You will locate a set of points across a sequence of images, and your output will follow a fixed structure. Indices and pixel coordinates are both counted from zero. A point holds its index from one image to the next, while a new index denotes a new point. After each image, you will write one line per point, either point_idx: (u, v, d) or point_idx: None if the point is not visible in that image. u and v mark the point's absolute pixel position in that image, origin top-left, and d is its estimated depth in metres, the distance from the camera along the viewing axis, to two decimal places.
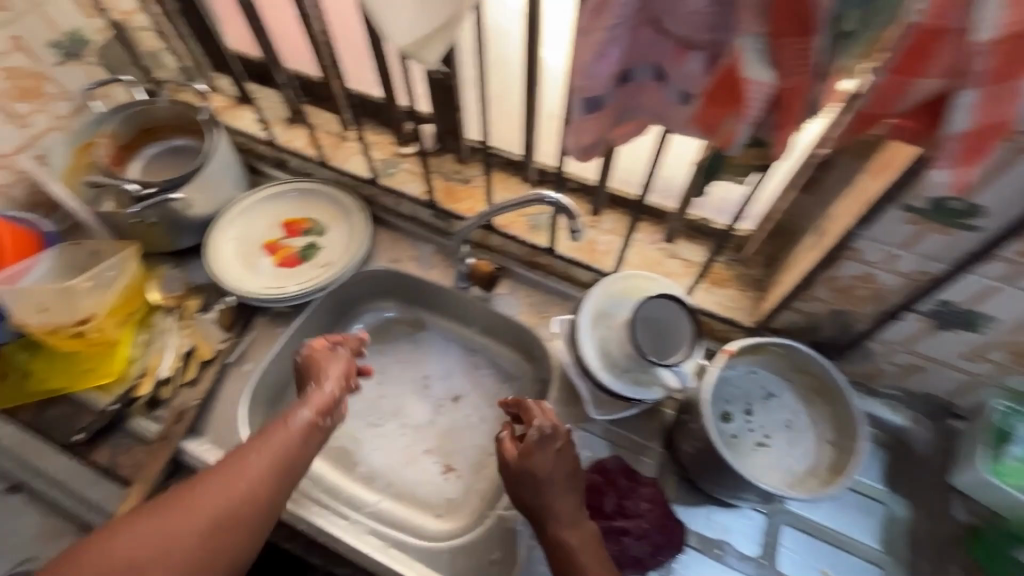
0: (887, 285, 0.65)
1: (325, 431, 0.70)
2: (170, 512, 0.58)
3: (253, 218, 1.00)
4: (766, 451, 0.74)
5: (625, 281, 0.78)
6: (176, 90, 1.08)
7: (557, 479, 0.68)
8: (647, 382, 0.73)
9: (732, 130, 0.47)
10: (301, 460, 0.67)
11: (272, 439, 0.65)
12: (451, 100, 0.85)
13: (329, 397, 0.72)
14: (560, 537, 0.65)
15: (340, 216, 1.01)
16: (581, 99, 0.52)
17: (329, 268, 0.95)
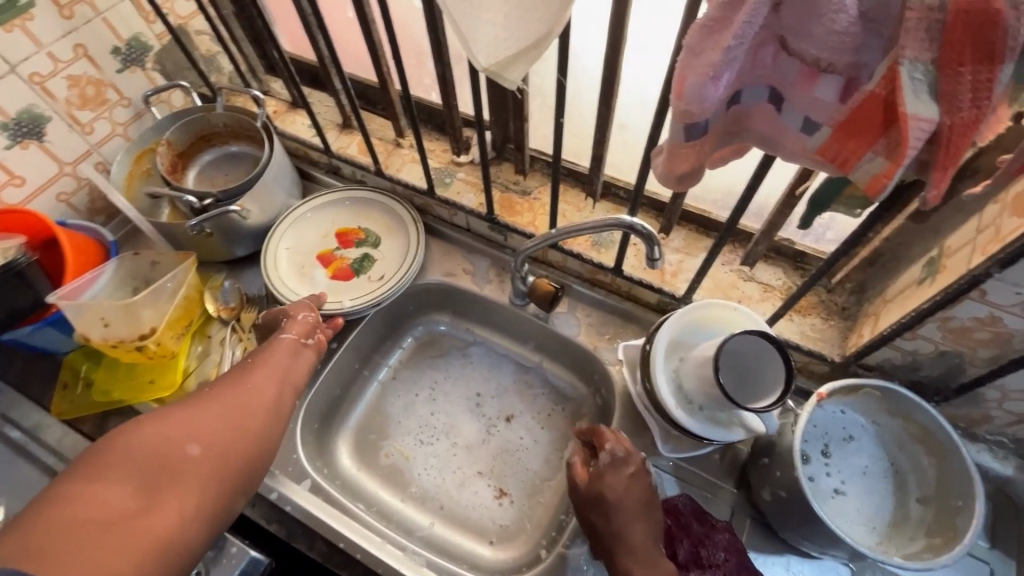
0: (1014, 329, 0.57)
1: (313, 350, 0.74)
2: (188, 406, 0.56)
3: (306, 227, 0.98)
4: (846, 502, 0.68)
5: (701, 309, 0.73)
6: (230, 95, 1.06)
7: (627, 503, 0.63)
8: (726, 423, 0.68)
9: (881, 170, 0.41)
10: (297, 372, 0.69)
11: (264, 357, 0.67)
12: (515, 109, 0.81)
13: (310, 322, 0.76)
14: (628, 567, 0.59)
15: (393, 227, 0.98)
16: (684, 124, 0.46)
17: (383, 282, 0.92)
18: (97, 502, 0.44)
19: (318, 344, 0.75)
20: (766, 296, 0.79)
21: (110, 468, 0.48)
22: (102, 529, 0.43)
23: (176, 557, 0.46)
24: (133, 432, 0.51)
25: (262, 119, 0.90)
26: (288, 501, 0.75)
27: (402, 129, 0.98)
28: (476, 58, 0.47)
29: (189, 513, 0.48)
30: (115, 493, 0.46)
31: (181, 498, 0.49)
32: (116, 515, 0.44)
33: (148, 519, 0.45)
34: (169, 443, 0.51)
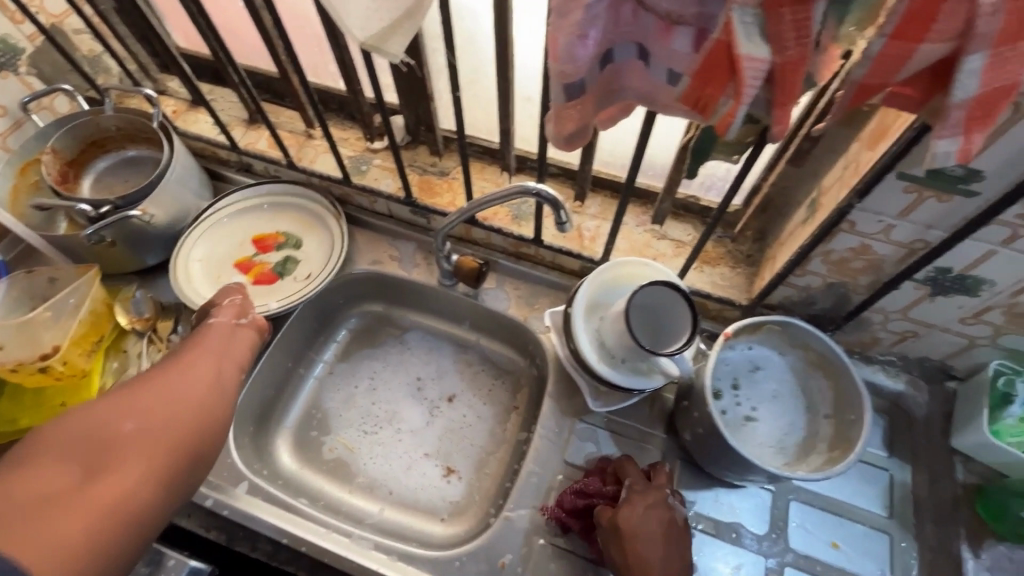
0: (883, 254, 0.63)
1: (251, 327, 0.72)
2: (125, 386, 0.54)
3: (220, 234, 0.94)
4: (754, 428, 0.73)
5: (616, 268, 0.76)
6: (122, 97, 1.00)
7: (661, 544, 0.64)
8: (646, 372, 0.72)
9: (729, 110, 0.44)
10: (237, 348, 0.67)
11: (197, 341, 0.65)
12: (420, 89, 0.80)
13: (240, 302, 0.74)
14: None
15: (313, 224, 0.96)
16: (563, 85, 0.48)
17: (308, 279, 0.91)
18: (36, 481, 0.42)
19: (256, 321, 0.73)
20: (679, 252, 0.84)
21: (47, 452, 0.45)
22: (45, 503, 0.40)
23: (138, 524, 0.44)
24: (67, 418, 0.48)
25: (157, 118, 0.86)
26: (224, 506, 0.74)
27: (310, 120, 0.96)
28: (352, 31, 0.47)
29: (145, 478, 0.46)
30: (55, 470, 0.43)
31: (132, 462, 0.46)
32: (61, 489, 0.42)
33: (97, 487, 0.43)
34: (110, 419, 0.49)
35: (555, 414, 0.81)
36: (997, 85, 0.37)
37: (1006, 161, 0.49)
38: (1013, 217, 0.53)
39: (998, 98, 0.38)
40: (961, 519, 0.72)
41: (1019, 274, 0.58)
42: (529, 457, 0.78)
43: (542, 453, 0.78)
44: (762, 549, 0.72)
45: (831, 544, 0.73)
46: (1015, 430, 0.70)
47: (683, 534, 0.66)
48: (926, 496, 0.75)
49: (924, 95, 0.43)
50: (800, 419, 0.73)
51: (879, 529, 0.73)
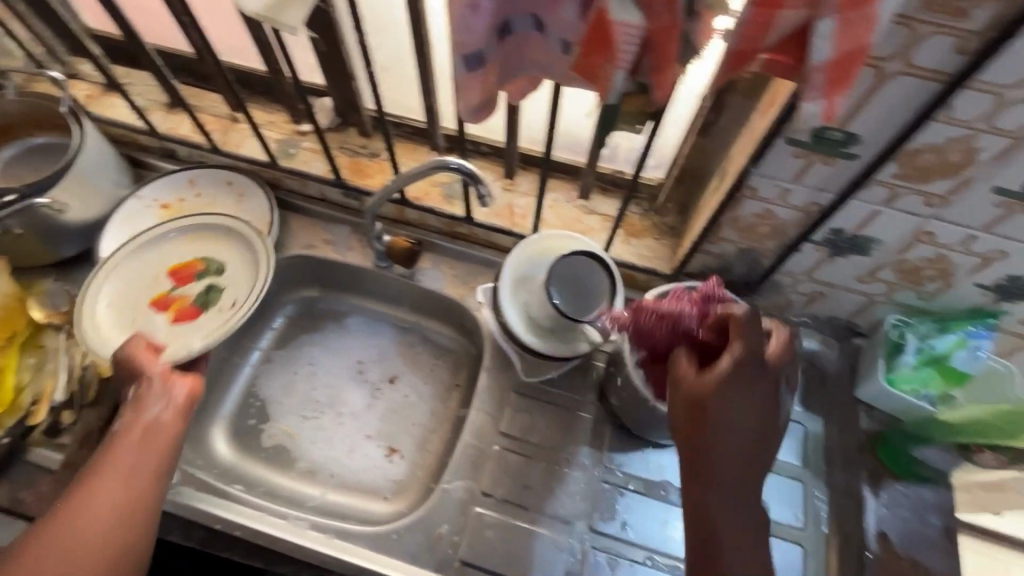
0: (784, 219, 0.67)
1: (171, 413, 0.67)
2: (27, 547, 0.55)
3: (132, 271, 0.84)
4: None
5: (542, 241, 0.78)
6: (29, 82, 0.95)
7: (740, 442, 0.51)
8: (573, 339, 0.74)
9: (609, 78, 0.45)
10: (158, 452, 0.64)
11: (109, 451, 0.62)
12: (341, 69, 0.80)
13: (157, 384, 0.68)
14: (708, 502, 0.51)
15: (234, 241, 0.87)
16: (461, 56, 0.49)
17: (238, 302, 0.82)
18: None
19: (176, 402, 0.68)
20: (606, 225, 0.86)
21: None
22: None
23: None
24: None
25: (65, 103, 0.81)
26: None
27: (233, 103, 0.93)
28: (246, 5, 0.48)
29: None
30: None
31: None
32: None
33: None
34: None
35: (491, 388, 0.82)
36: (848, 48, 0.40)
37: (876, 125, 0.53)
38: (889, 177, 0.57)
39: (853, 60, 0.42)
40: (865, 463, 0.79)
41: (900, 232, 0.63)
42: (466, 430, 0.79)
43: (479, 426, 0.80)
44: None
45: None
46: (908, 378, 0.76)
47: (774, 432, 0.53)
48: (836, 444, 0.80)
49: (797, 63, 0.45)
50: None
51: (795, 477, 0.78)
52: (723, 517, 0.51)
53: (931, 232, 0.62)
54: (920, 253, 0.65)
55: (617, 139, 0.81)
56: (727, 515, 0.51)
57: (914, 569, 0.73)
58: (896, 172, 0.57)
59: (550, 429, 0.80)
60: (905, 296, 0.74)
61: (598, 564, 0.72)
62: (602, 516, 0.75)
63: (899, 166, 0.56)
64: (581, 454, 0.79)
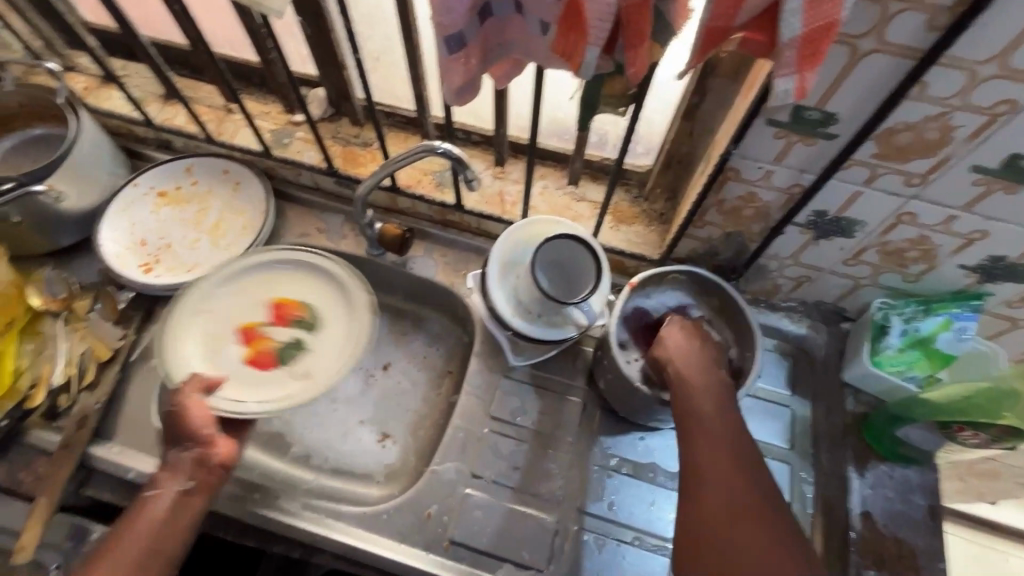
0: (768, 201, 0.68)
1: (200, 491, 0.67)
2: None
3: (235, 284, 0.84)
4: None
5: (528, 227, 0.78)
6: (28, 74, 0.97)
7: (704, 354, 0.69)
8: (560, 322, 0.75)
9: (580, 54, 0.45)
10: (174, 534, 0.65)
11: (132, 522, 0.63)
12: (332, 58, 0.81)
13: (189, 462, 0.67)
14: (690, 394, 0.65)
15: (337, 301, 0.84)
16: (443, 37, 0.50)
17: (317, 376, 0.79)
18: None
19: (207, 479, 0.68)
20: (595, 212, 0.87)
21: None
22: None
23: None
24: None
25: (62, 94, 0.82)
26: (146, 477, 0.73)
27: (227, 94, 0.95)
28: None
29: None
30: None
31: None
32: None
33: None
34: None
35: (481, 372, 0.84)
36: (817, 23, 0.41)
37: (854, 103, 0.53)
38: (868, 156, 0.58)
39: (824, 36, 0.42)
40: (851, 445, 0.79)
41: (882, 212, 0.64)
42: (456, 413, 0.80)
43: (469, 410, 0.81)
44: (676, 486, 0.77)
45: None
46: (892, 360, 0.77)
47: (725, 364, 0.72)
48: (823, 427, 0.81)
49: (771, 41, 0.46)
50: None
51: (781, 459, 0.79)
52: (699, 389, 0.65)
53: (913, 212, 0.63)
54: (901, 235, 0.66)
55: (606, 125, 0.82)
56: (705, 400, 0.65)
57: (898, 549, 0.74)
58: (875, 151, 0.57)
59: (539, 412, 0.81)
60: (890, 279, 0.74)
61: (586, 543, 0.74)
62: (590, 496, 0.76)
63: (878, 146, 0.57)
64: (570, 436, 0.80)
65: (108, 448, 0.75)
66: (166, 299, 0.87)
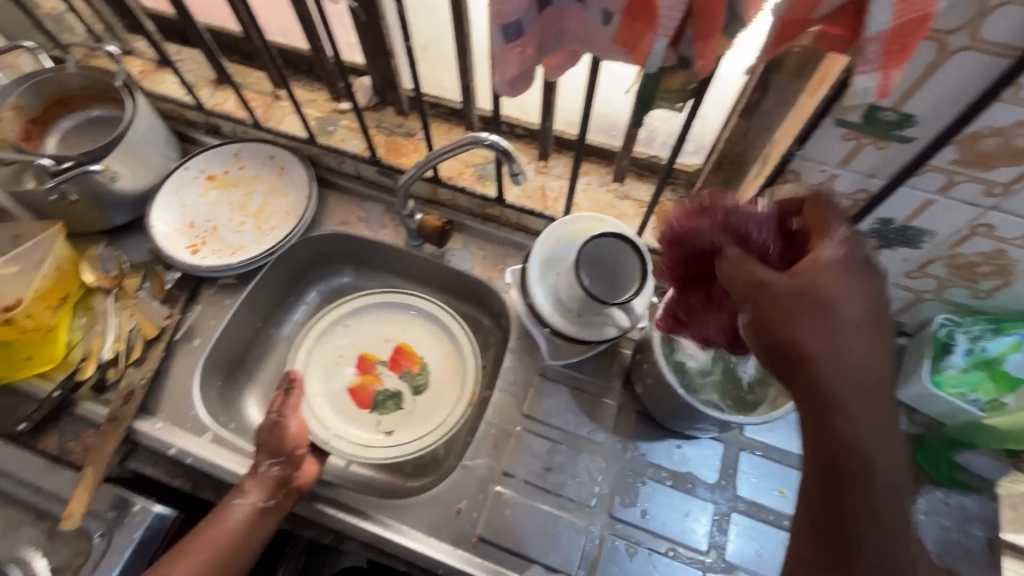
0: (828, 207, 0.65)
1: (275, 512, 0.71)
2: None
3: (374, 317, 0.94)
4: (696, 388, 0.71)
5: (572, 224, 0.77)
6: (89, 57, 1.00)
7: (859, 339, 0.45)
8: (600, 323, 0.73)
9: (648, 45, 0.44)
10: (246, 545, 0.68)
11: (211, 529, 0.67)
12: (381, 45, 0.81)
13: (273, 479, 0.70)
14: (858, 435, 0.44)
15: (450, 375, 0.90)
16: (500, 26, 0.48)
17: (401, 439, 0.86)
18: None
19: (285, 500, 0.71)
20: (639, 211, 0.85)
21: None
22: None
23: None
24: None
25: (121, 77, 0.85)
26: (187, 454, 0.75)
27: (276, 80, 0.96)
28: None
29: None
30: None
31: None
32: None
33: None
34: None
35: (515, 369, 0.83)
36: (909, 17, 0.38)
37: (935, 104, 0.50)
38: (945, 162, 0.54)
39: (915, 30, 0.39)
40: (903, 467, 0.75)
41: (955, 223, 0.60)
42: (489, 409, 0.80)
43: (502, 407, 0.80)
44: (714, 498, 0.75)
45: (777, 492, 0.75)
46: (954, 380, 0.72)
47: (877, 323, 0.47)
48: None
49: (852, 34, 0.43)
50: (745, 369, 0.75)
51: None
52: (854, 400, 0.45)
53: (990, 224, 0.58)
54: (975, 248, 0.62)
55: (656, 121, 0.79)
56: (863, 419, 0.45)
57: None
58: (954, 157, 0.53)
59: (574, 412, 0.79)
60: (955, 294, 0.70)
61: (616, 550, 0.72)
62: (623, 500, 0.74)
63: (957, 151, 0.53)
64: (605, 439, 0.78)
65: (152, 423, 0.77)
66: (210, 281, 0.89)
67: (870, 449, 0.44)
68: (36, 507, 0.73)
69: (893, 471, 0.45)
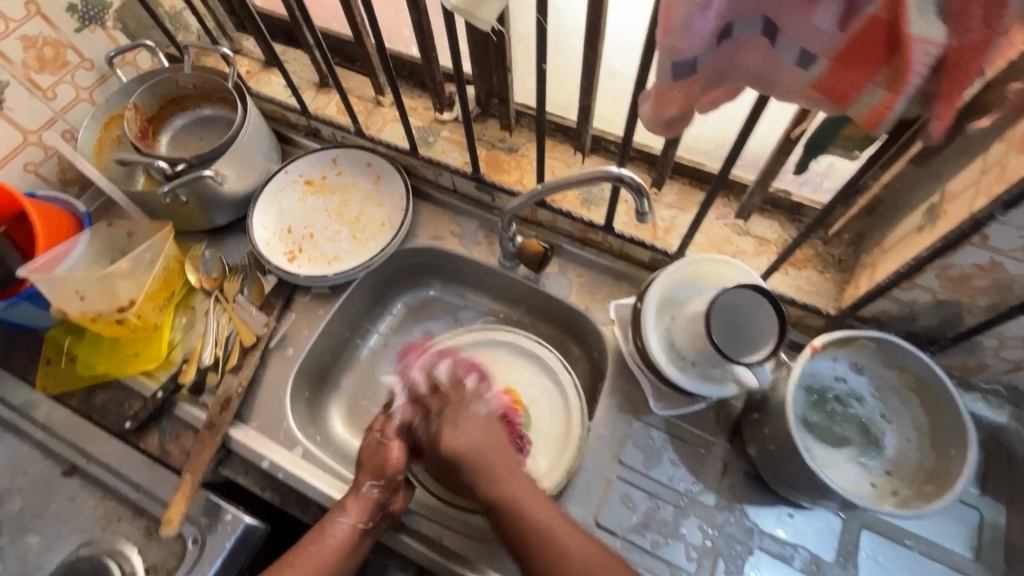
0: (1016, 274, 0.55)
1: (372, 534, 0.69)
2: None
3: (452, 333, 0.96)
4: (838, 468, 0.65)
5: (695, 265, 0.70)
6: (200, 55, 1.01)
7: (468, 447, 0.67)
8: (720, 378, 0.67)
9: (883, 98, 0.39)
10: (345, 566, 0.66)
11: (315, 544, 0.66)
12: (497, 58, 0.77)
13: (373, 500, 0.69)
14: (490, 496, 0.64)
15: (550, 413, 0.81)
16: (671, 63, 0.43)
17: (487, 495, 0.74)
18: None
19: (381, 521, 0.70)
20: (761, 250, 0.78)
21: None
22: None
23: None
24: None
25: (234, 78, 0.85)
26: (278, 469, 0.74)
27: (381, 86, 0.94)
28: None
29: None
30: None
31: None
32: None
33: None
34: None
35: (612, 410, 0.77)
36: None
37: None
38: None
39: None
40: None
41: None
42: (582, 453, 0.75)
43: (597, 451, 0.75)
44: None
45: None
46: None
47: (494, 429, 0.70)
48: None
49: None
50: (906, 454, 0.65)
51: (964, 572, 0.67)
52: (507, 495, 0.63)
53: None
54: None
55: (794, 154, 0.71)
56: (515, 493, 0.63)
57: None
58: None
59: (678, 467, 0.73)
60: None
61: None
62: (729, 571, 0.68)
63: None
64: (709, 500, 0.72)
65: (245, 432, 0.77)
66: (305, 289, 0.88)
67: (525, 519, 0.61)
68: (135, 504, 0.74)
69: (553, 520, 0.61)
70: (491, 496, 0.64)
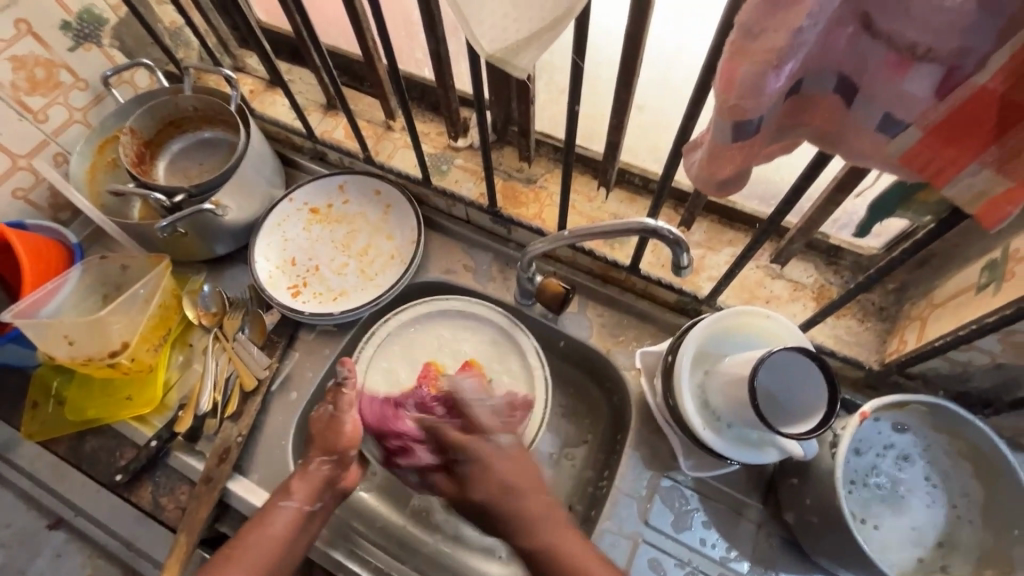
0: None
1: (319, 515, 0.64)
2: None
3: (471, 335, 0.84)
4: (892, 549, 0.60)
5: (732, 320, 0.66)
6: (201, 73, 0.96)
7: (500, 496, 0.56)
8: (759, 442, 0.63)
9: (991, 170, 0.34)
10: (291, 555, 0.61)
11: (257, 531, 0.59)
12: (518, 88, 0.72)
13: (321, 478, 0.63)
14: (529, 547, 0.55)
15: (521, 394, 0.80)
16: (734, 121, 0.38)
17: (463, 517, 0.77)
18: None
19: (328, 503, 0.65)
20: (796, 296, 0.73)
21: None
22: None
23: None
24: None
25: (236, 102, 0.80)
26: None
27: (391, 110, 0.89)
28: (479, 41, 0.41)
29: None
30: None
31: None
32: None
33: None
34: None
35: (637, 467, 0.72)
36: None
37: None
38: None
39: None
40: None
41: None
42: (605, 513, 0.70)
43: (622, 512, 0.70)
44: None
45: None
46: None
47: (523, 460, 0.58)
48: None
49: None
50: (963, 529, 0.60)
51: None
52: (540, 542, 0.55)
53: None
54: None
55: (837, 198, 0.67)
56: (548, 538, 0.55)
57: None
58: None
59: (710, 531, 0.69)
60: None
61: None
62: None
63: None
64: (742, 568, 0.67)
65: (245, 485, 0.72)
66: (309, 326, 0.83)
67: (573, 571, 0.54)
68: None
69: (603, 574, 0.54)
70: (527, 547, 0.55)
